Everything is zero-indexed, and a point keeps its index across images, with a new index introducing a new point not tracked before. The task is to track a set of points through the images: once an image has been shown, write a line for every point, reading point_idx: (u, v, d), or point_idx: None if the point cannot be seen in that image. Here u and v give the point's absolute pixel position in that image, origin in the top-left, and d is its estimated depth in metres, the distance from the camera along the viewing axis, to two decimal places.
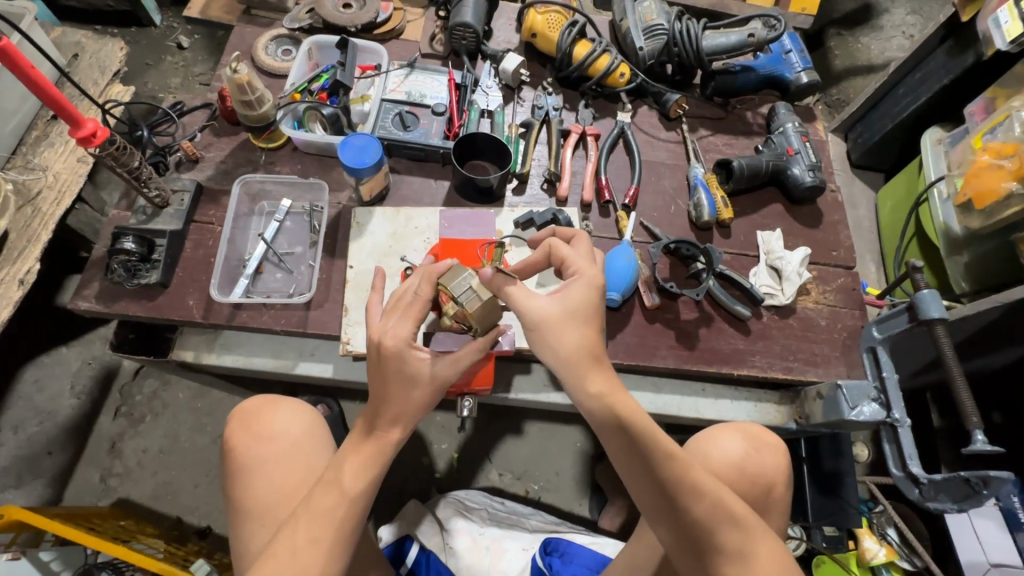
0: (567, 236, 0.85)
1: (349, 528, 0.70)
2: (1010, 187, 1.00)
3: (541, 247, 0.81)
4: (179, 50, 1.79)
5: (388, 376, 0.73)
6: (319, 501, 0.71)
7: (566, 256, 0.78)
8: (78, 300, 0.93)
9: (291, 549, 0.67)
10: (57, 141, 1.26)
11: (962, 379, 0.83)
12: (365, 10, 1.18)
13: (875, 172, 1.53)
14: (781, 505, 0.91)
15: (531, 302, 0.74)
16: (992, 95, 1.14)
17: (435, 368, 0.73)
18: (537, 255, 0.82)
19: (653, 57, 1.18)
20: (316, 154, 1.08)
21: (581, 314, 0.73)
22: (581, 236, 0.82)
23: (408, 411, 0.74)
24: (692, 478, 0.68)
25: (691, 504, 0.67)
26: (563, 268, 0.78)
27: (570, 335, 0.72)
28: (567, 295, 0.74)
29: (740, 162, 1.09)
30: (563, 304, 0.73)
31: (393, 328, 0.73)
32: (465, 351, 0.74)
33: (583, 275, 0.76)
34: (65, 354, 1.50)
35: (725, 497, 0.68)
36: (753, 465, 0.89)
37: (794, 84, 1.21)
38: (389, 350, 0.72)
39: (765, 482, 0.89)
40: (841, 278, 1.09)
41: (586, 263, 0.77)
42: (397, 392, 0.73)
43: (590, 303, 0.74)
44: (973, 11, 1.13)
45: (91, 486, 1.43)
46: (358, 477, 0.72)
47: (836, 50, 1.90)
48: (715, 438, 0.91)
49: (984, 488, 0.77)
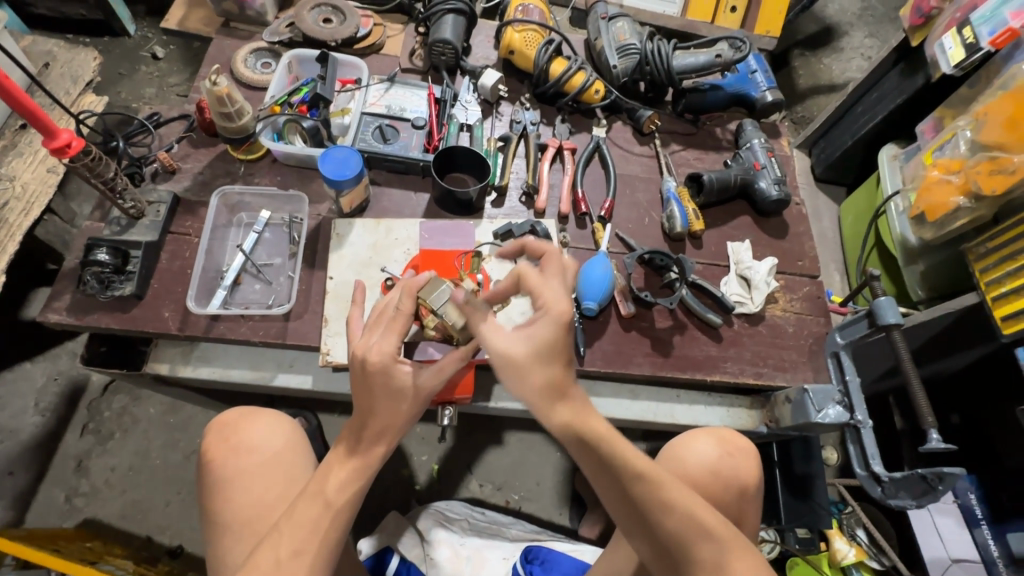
0: (538, 252, 0.80)
1: (335, 538, 0.71)
2: (958, 201, 1.08)
3: (511, 272, 0.76)
4: (154, 61, 1.77)
5: (374, 390, 0.73)
6: (303, 512, 0.71)
7: (535, 289, 0.73)
8: (48, 312, 0.91)
9: (275, 560, 0.68)
10: (25, 150, 1.24)
11: (919, 383, 0.86)
12: (345, 25, 1.20)
13: (838, 187, 1.60)
14: (758, 506, 0.94)
15: (497, 337, 0.71)
16: (941, 115, 1.22)
17: (421, 380, 0.74)
18: (507, 282, 0.77)
19: (627, 75, 1.23)
20: (295, 166, 1.08)
21: (547, 353, 0.70)
22: (550, 253, 0.77)
23: (395, 423, 0.74)
24: (662, 493, 0.69)
25: (663, 519, 0.69)
26: (532, 299, 0.74)
27: (537, 373, 0.69)
28: (533, 332, 0.70)
29: (710, 176, 1.14)
30: (529, 342, 0.70)
31: (378, 343, 0.74)
32: (448, 360, 0.76)
33: (550, 309, 0.71)
34: (29, 370, 1.46)
35: (699, 511, 0.69)
36: (726, 469, 0.91)
37: (760, 101, 1.27)
38: (374, 365, 0.72)
39: (740, 485, 0.92)
40: (807, 286, 1.14)
41: (556, 295, 0.72)
42: (385, 405, 0.74)
43: (558, 341, 0.70)
44: (922, 37, 1.22)
45: (56, 508, 1.38)
46: (343, 488, 0.72)
47: (800, 69, 1.99)
48: (690, 442, 0.94)
49: (940, 484, 0.80)
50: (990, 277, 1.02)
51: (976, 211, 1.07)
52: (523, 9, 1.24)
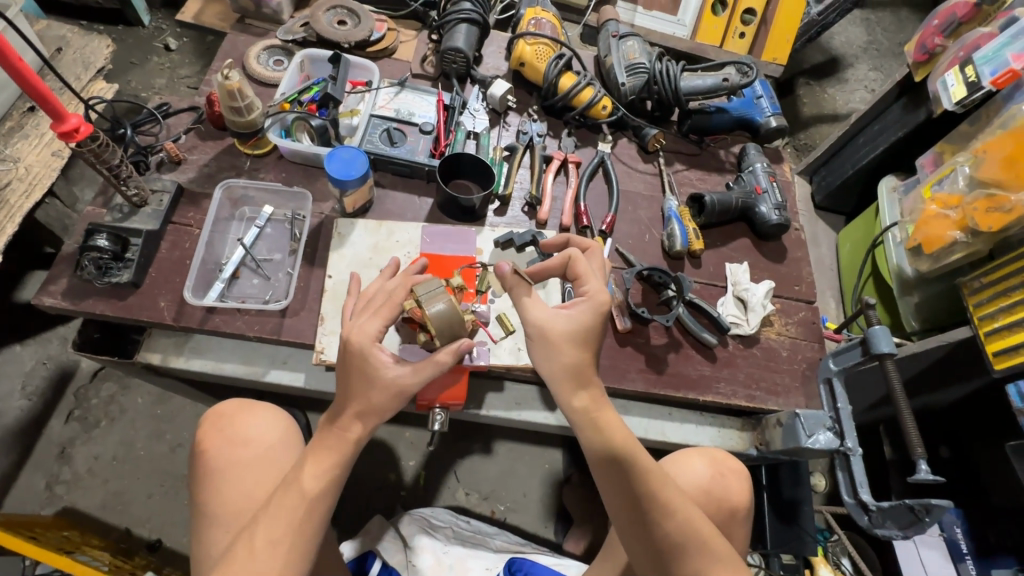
0: (583, 246, 0.91)
1: (311, 528, 0.71)
2: (955, 236, 1.09)
3: (563, 254, 0.85)
4: (166, 52, 1.78)
5: (351, 371, 0.75)
6: (279, 503, 0.72)
7: (581, 273, 0.83)
8: (44, 296, 0.91)
9: (250, 551, 0.69)
10: (31, 133, 1.24)
11: (909, 414, 0.85)
12: (359, 28, 1.21)
13: (837, 215, 1.62)
14: (745, 526, 0.94)
15: (536, 311, 0.80)
16: (940, 150, 1.24)
17: (397, 372, 0.74)
18: (555, 261, 0.86)
19: (635, 93, 1.25)
20: (302, 164, 1.09)
21: (581, 337, 0.79)
22: (594, 248, 0.90)
23: (369, 414, 0.75)
24: (666, 497, 0.74)
25: (664, 522, 0.73)
26: (576, 284, 0.83)
27: (567, 353, 0.78)
28: (575, 315, 0.79)
29: (712, 198, 1.15)
30: (568, 322, 0.79)
31: (360, 326, 0.75)
32: (427, 362, 0.75)
33: (592, 298, 0.80)
34: (17, 353, 1.45)
35: (697, 522, 0.74)
36: (718, 488, 0.91)
37: (765, 127, 1.29)
38: (354, 346, 0.74)
39: (730, 506, 0.92)
40: (802, 311, 1.15)
41: (598, 285, 0.82)
42: (358, 391, 0.74)
43: (594, 327, 0.79)
44: (926, 72, 1.24)
45: (35, 494, 1.36)
46: (318, 477, 0.73)
47: (804, 98, 2.02)
48: (684, 462, 0.93)
49: (927, 516, 0.80)
50: (983, 312, 1.03)
51: (971, 246, 1.08)
52: (535, 22, 1.26)
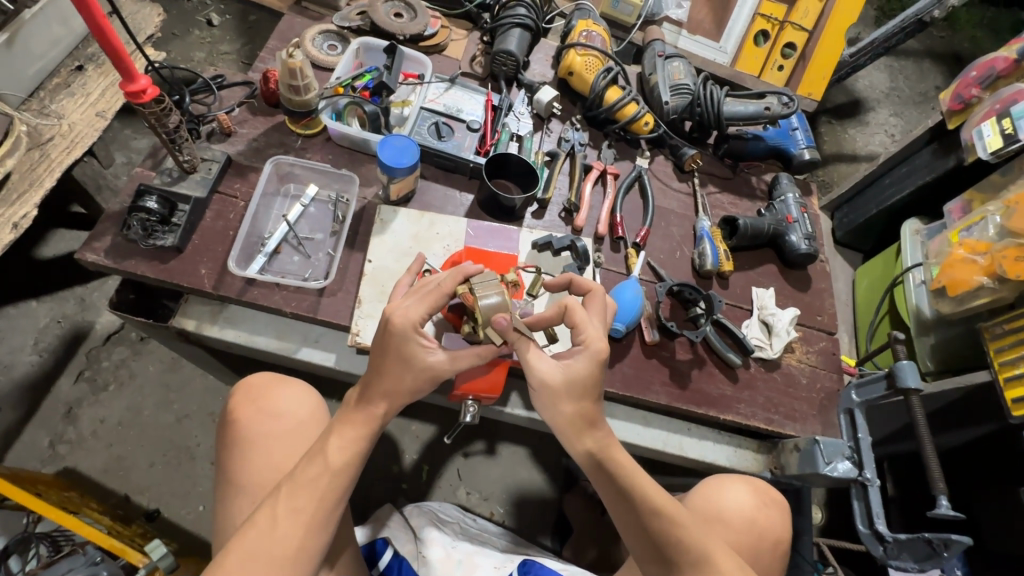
0: (584, 290, 0.88)
1: (332, 501, 0.72)
2: (981, 280, 1.12)
3: (559, 303, 0.83)
4: (208, 27, 1.79)
5: (388, 351, 0.75)
6: (303, 473, 0.72)
7: (580, 323, 0.80)
8: (87, 251, 0.91)
9: (272, 518, 0.69)
10: (77, 91, 1.24)
11: (932, 450, 0.87)
12: (414, 21, 1.23)
13: (855, 252, 1.65)
14: (783, 558, 0.95)
15: (536, 361, 0.77)
16: (969, 198, 1.27)
17: (435, 360, 0.76)
18: (553, 311, 0.83)
19: (676, 112, 1.28)
20: (348, 147, 1.10)
21: (580, 387, 0.77)
22: (596, 292, 0.86)
23: (397, 392, 0.76)
24: (681, 533, 0.75)
25: (680, 557, 0.75)
26: (574, 333, 0.81)
27: (568, 404, 0.77)
28: (571, 366, 0.77)
29: (745, 222, 1.17)
30: (566, 373, 0.77)
31: (405, 308, 0.75)
32: (466, 353, 0.77)
33: (590, 345, 0.78)
34: (33, 309, 1.44)
35: (716, 555, 0.75)
36: (761, 519, 0.93)
37: (797, 158, 1.32)
38: (395, 326, 0.74)
39: (772, 535, 0.93)
40: (823, 341, 1.16)
41: (597, 334, 0.79)
42: (391, 368, 0.75)
43: (593, 378, 0.77)
44: (960, 121, 1.28)
45: (38, 452, 1.35)
46: (345, 450, 0.73)
47: (826, 136, 2.06)
48: (724, 487, 0.94)
49: (945, 550, 0.82)
50: (1005, 358, 1.05)
51: (998, 293, 1.12)
52: (586, 34, 1.28)
